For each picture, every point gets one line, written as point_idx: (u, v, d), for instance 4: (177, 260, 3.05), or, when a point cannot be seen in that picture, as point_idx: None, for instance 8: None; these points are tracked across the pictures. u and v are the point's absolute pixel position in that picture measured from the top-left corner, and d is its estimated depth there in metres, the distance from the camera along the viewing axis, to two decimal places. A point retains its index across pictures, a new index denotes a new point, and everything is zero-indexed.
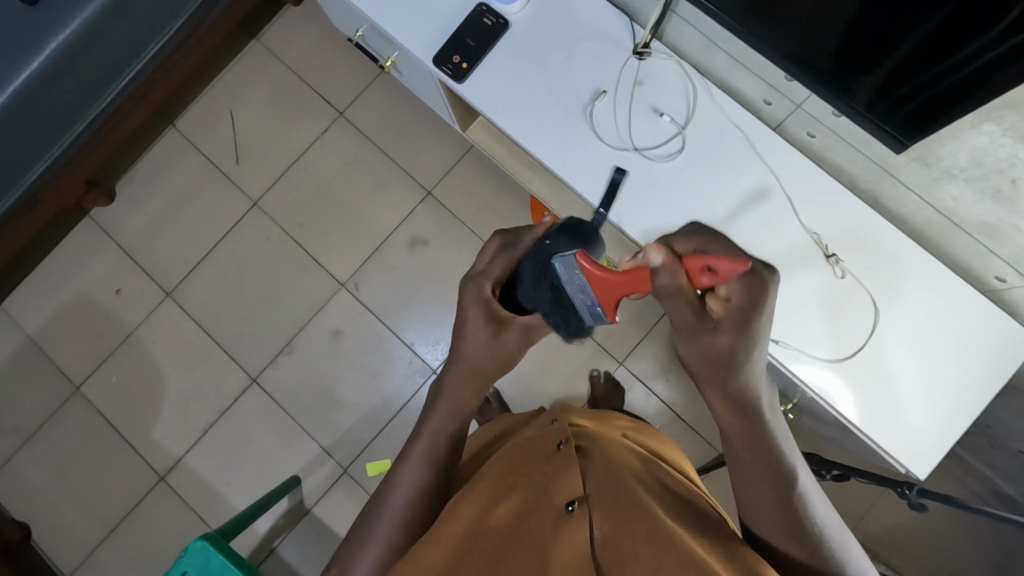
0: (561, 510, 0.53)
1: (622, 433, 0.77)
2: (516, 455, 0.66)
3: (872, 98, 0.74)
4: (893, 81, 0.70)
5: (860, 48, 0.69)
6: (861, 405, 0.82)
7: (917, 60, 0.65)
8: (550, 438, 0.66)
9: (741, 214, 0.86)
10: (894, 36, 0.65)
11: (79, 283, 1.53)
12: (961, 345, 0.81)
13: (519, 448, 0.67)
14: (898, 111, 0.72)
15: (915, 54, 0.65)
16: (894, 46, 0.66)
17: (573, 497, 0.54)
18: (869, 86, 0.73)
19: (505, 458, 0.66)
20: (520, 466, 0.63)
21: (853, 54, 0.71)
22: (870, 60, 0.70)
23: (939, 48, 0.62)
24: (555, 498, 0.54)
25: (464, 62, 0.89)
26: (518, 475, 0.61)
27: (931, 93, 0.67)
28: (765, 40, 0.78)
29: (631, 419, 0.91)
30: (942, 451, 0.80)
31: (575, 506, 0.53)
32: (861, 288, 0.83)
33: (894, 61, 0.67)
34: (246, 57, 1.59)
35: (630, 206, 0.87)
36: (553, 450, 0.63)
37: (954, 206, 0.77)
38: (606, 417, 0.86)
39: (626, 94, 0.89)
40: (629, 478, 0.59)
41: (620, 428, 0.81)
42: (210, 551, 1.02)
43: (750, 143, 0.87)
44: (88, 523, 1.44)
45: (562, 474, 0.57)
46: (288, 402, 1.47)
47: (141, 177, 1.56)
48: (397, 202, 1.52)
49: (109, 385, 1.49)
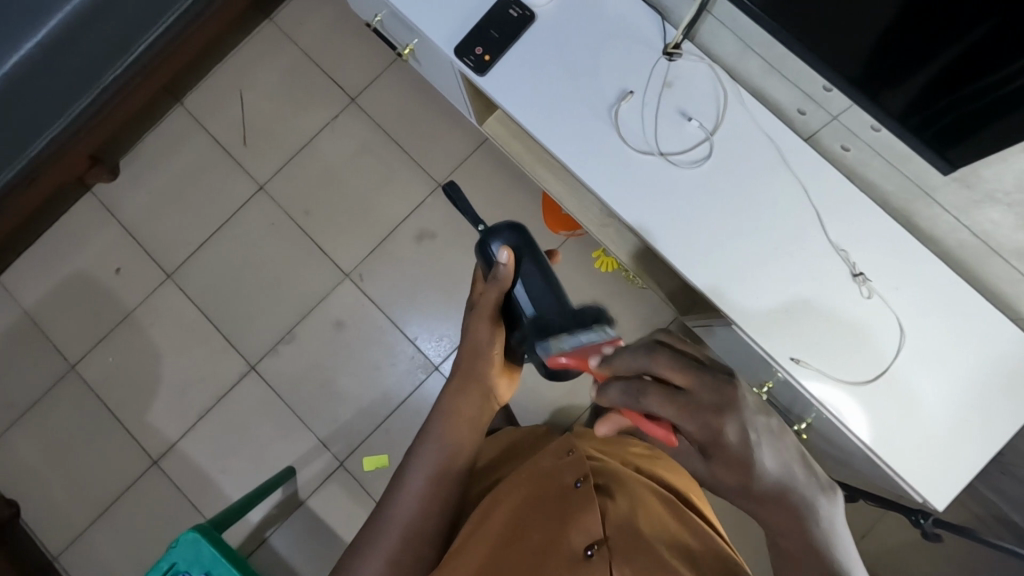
0: (579, 554, 0.53)
1: (635, 464, 0.77)
2: (528, 489, 0.65)
3: (906, 109, 0.71)
4: (932, 91, 0.67)
5: (902, 54, 0.66)
6: (879, 429, 0.78)
7: (962, 68, 0.62)
8: (564, 472, 0.65)
9: (768, 229, 0.82)
10: (943, 40, 0.62)
11: (79, 259, 1.50)
12: (982, 370, 0.78)
13: (530, 482, 0.66)
14: (933, 125, 0.69)
15: (960, 62, 0.62)
16: (941, 51, 0.63)
17: (592, 541, 0.53)
18: (903, 96, 0.70)
19: (517, 490, 0.66)
20: (533, 501, 0.63)
21: (893, 60, 0.67)
22: (911, 67, 0.67)
23: (989, 58, 0.59)
24: (573, 541, 0.54)
25: (487, 54, 0.85)
26: (530, 512, 0.61)
27: (972, 106, 0.64)
28: (805, 44, 0.74)
29: (646, 446, 0.90)
30: (961, 481, 0.77)
31: (593, 551, 0.52)
32: (888, 315, 0.80)
33: (935, 69, 0.65)
34: (258, 36, 1.55)
35: (653, 213, 0.83)
36: (569, 488, 0.62)
37: (992, 230, 0.74)
38: (620, 444, 0.85)
39: (653, 95, 0.85)
40: (649, 514, 0.59)
41: (633, 457, 0.79)
42: (201, 543, 0.99)
43: (781, 155, 0.83)
44: (77, 504, 1.41)
45: (579, 515, 0.57)
46: (286, 392, 1.45)
47: (146, 154, 1.53)
48: (407, 193, 1.49)
49: (105, 364, 1.47)
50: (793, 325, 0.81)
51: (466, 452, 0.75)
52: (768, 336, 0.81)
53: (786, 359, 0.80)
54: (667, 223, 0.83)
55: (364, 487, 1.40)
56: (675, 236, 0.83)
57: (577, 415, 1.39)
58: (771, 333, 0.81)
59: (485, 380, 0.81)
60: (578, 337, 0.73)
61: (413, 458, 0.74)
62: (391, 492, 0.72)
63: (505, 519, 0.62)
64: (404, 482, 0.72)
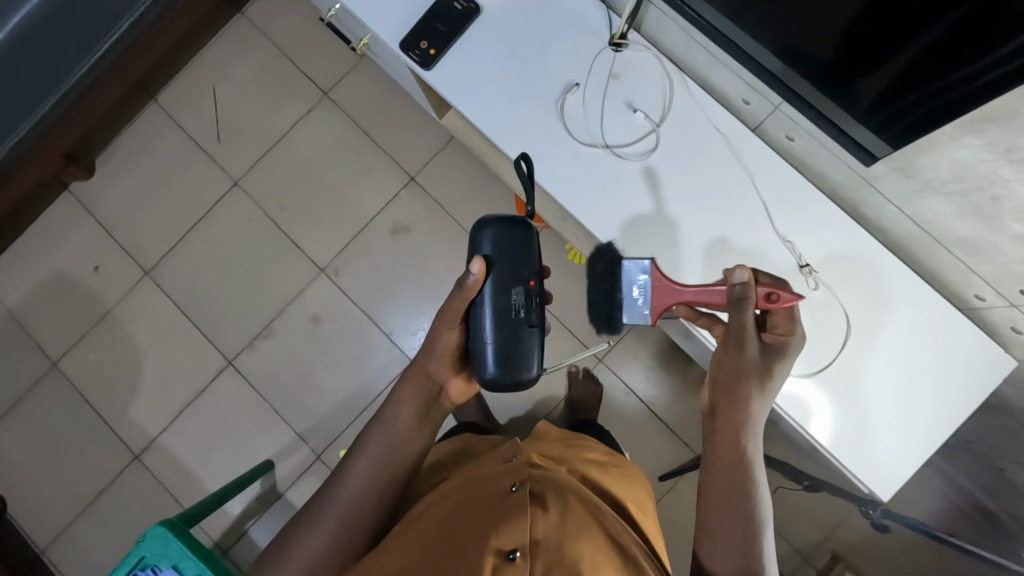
0: (503, 555, 0.55)
1: (579, 471, 0.83)
2: (467, 491, 0.67)
3: (877, 98, 0.66)
4: (898, 85, 0.63)
5: (865, 45, 0.62)
6: (825, 420, 0.78)
7: (937, 62, 0.57)
8: (505, 476, 0.68)
9: (714, 220, 0.81)
10: (906, 31, 0.57)
11: (59, 258, 1.51)
12: (931, 360, 0.78)
13: (471, 483, 0.68)
14: (902, 119, 0.65)
15: (935, 54, 0.57)
16: (904, 43, 0.59)
17: (517, 546, 0.56)
18: (878, 84, 0.65)
19: (457, 490, 0.68)
20: (468, 502, 0.64)
21: (858, 51, 0.63)
22: (878, 59, 0.62)
23: (952, 53, 0.56)
24: (500, 542, 0.56)
25: (432, 48, 0.84)
26: (464, 512, 0.63)
27: (941, 103, 0.60)
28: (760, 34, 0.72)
29: (606, 451, 0.95)
30: (906, 473, 0.77)
31: (516, 555, 0.55)
32: (835, 304, 0.79)
33: (901, 62, 0.60)
34: (231, 32, 1.55)
35: (598, 209, 0.82)
36: (506, 491, 0.65)
37: (934, 219, 0.73)
38: (577, 451, 0.91)
39: (599, 87, 0.84)
40: (578, 526, 0.62)
41: (579, 464, 0.85)
42: (170, 538, 1.01)
43: (729, 145, 0.82)
44: (62, 498, 1.44)
45: (509, 518, 0.60)
46: (264, 386, 1.46)
47: (123, 152, 1.54)
48: (381, 187, 1.49)
49: (86, 361, 1.48)
50: None
51: (416, 444, 0.77)
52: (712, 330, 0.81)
53: None
54: (615, 218, 0.82)
55: None
56: (621, 229, 0.82)
57: (552, 406, 1.40)
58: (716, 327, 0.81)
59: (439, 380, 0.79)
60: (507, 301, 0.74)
61: (366, 437, 0.76)
62: (342, 464, 0.75)
63: (442, 515, 0.64)
64: (358, 458, 0.75)
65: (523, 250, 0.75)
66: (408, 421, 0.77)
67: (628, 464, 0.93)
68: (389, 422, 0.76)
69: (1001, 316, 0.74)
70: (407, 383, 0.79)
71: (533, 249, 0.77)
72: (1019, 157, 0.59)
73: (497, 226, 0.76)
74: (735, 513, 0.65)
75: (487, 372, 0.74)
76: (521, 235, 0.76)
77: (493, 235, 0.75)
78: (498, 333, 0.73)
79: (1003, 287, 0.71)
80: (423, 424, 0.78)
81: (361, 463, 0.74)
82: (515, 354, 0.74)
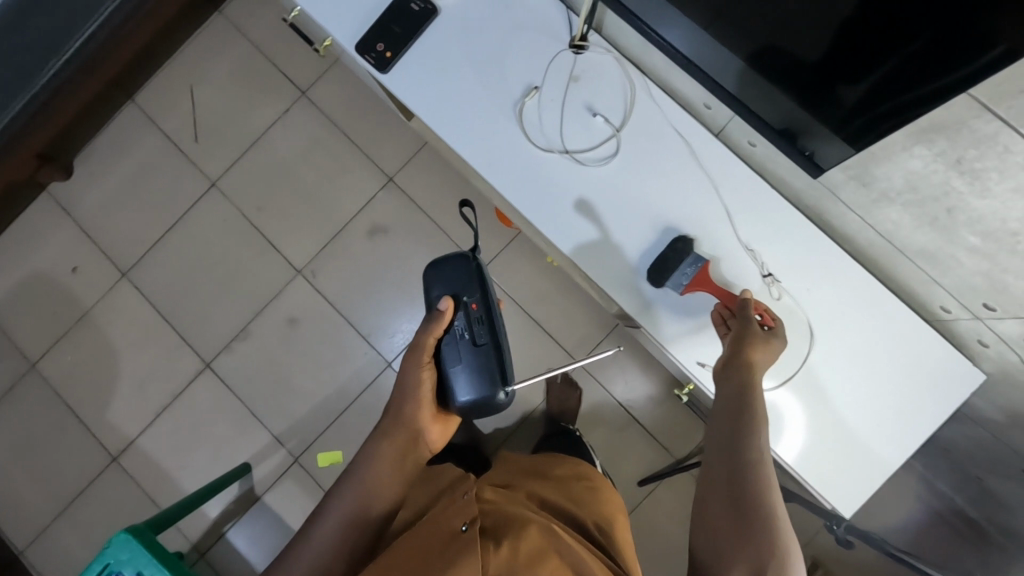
0: None
1: (540, 497, 0.83)
2: (420, 533, 0.68)
3: (859, 106, 0.61)
4: (878, 93, 0.59)
5: (849, 45, 0.57)
6: (789, 435, 0.78)
7: (924, 65, 0.53)
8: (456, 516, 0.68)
9: (676, 228, 0.80)
10: (897, 34, 0.53)
11: (37, 259, 1.51)
12: (896, 373, 0.77)
13: (425, 526, 0.69)
14: (875, 129, 0.61)
15: (925, 56, 0.52)
16: (892, 47, 0.54)
17: None
18: (861, 91, 0.60)
19: (412, 534, 0.69)
20: (422, 543, 0.65)
21: (843, 50, 0.58)
22: (862, 63, 0.58)
23: (940, 61, 0.52)
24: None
25: (388, 50, 0.82)
26: (417, 555, 0.63)
27: (918, 114, 0.56)
28: (730, 42, 0.68)
29: (573, 464, 0.94)
30: (869, 487, 0.77)
31: None
32: (800, 314, 0.78)
33: (886, 69, 0.56)
34: (208, 30, 1.53)
35: (557, 215, 0.81)
36: (457, 531, 0.65)
37: (893, 230, 0.72)
38: (541, 473, 0.91)
39: (558, 91, 0.82)
40: (533, 560, 0.62)
41: (540, 489, 0.85)
42: (134, 544, 1.01)
43: (691, 150, 0.80)
44: (41, 499, 1.44)
45: (457, 559, 0.60)
46: (242, 389, 1.45)
47: (100, 152, 1.53)
48: (358, 188, 1.48)
49: (64, 363, 1.48)
50: (702, 329, 0.80)
51: (382, 493, 0.79)
52: (673, 340, 0.80)
53: (694, 365, 0.79)
54: (576, 226, 0.80)
55: (320, 483, 1.41)
56: (581, 236, 0.80)
57: (530, 410, 1.39)
58: (678, 336, 0.80)
59: (410, 424, 0.84)
60: (458, 324, 0.85)
61: (329, 497, 0.80)
62: (306, 525, 0.78)
63: (401, 557, 0.64)
64: (322, 516, 0.78)
65: (468, 278, 0.87)
66: (368, 473, 0.80)
67: (597, 474, 0.92)
68: (350, 478, 0.80)
69: (967, 327, 0.74)
70: (372, 439, 0.84)
71: (481, 276, 0.88)
72: (968, 168, 0.59)
73: (439, 265, 0.89)
74: (727, 495, 0.63)
75: (460, 399, 0.83)
76: (462, 266, 0.88)
77: (437, 273, 0.89)
78: (462, 361, 0.83)
79: (966, 299, 0.71)
80: (387, 476, 0.80)
81: (323, 522, 0.77)
82: (478, 376, 0.83)
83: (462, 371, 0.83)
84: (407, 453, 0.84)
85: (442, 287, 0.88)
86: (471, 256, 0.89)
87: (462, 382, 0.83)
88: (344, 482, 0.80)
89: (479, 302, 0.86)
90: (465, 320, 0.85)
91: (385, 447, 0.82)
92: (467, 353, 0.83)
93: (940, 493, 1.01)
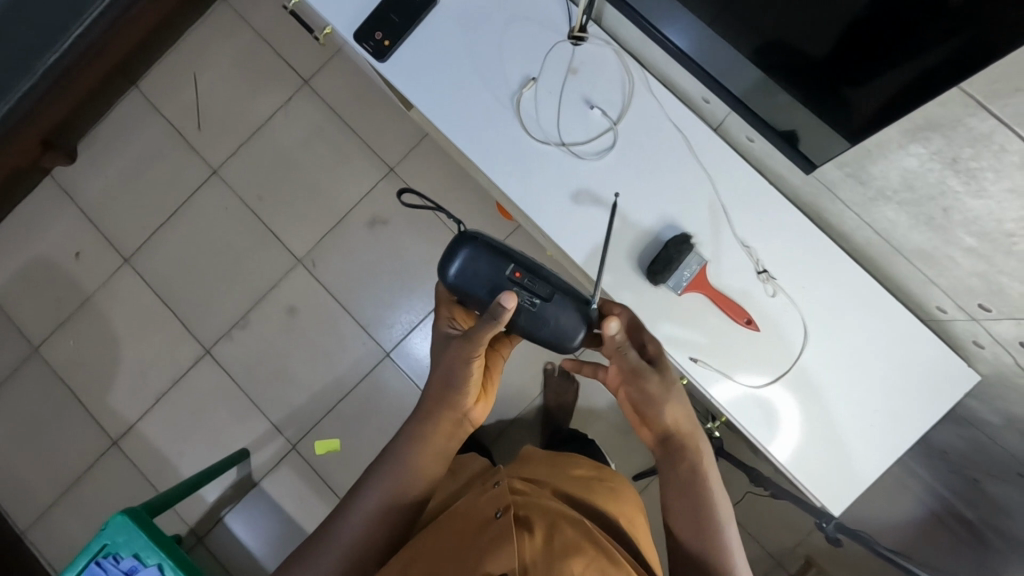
0: None
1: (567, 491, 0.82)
2: (453, 527, 0.68)
3: (873, 114, 0.60)
4: (894, 103, 0.57)
5: (868, 46, 0.56)
6: (779, 433, 0.77)
7: (941, 76, 0.52)
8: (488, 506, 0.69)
9: (672, 223, 0.79)
10: (921, 38, 0.52)
11: (39, 244, 1.52)
12: (888, 373, 0.77)
13: (457, 519, 0.69)
14: None
15: (944, 66, 0.51)
16: (913, 52, 0.53)
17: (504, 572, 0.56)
18: (871, 99, 0.59)
19: (444, 528, 0.69)
20: (457, 533, 0.67)
21: (861, 50, 0.57)
22: (881, 67, 0.56)
23: (958, 71, 0.50)
24: (490, 568, 0.58)
25: (387, 39, 0.81)
26: (453, 547, 0.64)
27: None
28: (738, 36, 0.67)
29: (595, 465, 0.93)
30: (859, 487, 0.77)
31: None
32: (793, 311, 0.78)
33: (903, 77, 0.55)
34: (211, 17, 1.53)
35: (553, 208, 0.80)
36: (490, 519, 0.66)
37: (891, 228, 0.71)
38: (566, 468, 0.90)
39: (557, 83, 0.82)
40: (568, 544, 0.62)
41: (567, 483, 0.84)
42: (131, 526, 1.02)
43: (688, 144, 0.80)
44: (42, 481, 1.46)
45: (492, 548, 0.60)
46: (241, 376, 1.46)
47: (104, 137, 1.53)
48: (359, 178, 1.48)
49: (66, 347, 1.49)
50: (695, 324, 0.79)
51: (411, 486, 0.77)
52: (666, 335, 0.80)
53: (686, 360, 0.79)
54: (571, 218, 0.80)
55: (318, 471, 1.42)
56: (575, 229, 0.80)
57: (527, 403, 1.39)
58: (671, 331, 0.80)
59: (452, 412, 0.79)
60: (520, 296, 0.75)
61: (357, 488, 0.78)
62: (333, 517, 0.77)
63: (438, 550, 0.65)
64: (350, 508, 0.76)
65: (493, 261, 0.76)
66: (399, 465, 0.77)
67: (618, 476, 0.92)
68: (378, 471, 0.77)
69: (963, 327, 0.73)
70: (405, 428, 0.80)
71: (501, 248, 0.77)
72: (964, 168, 0.58)
73: (451, 263, 0.76)
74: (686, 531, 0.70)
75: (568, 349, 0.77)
76: (475, 251, 0.76)
77: (457, 272, 0.76)
78: (544, 329, 0.76)
79: (963, 301, 0.70)
80: (424, 466, 0.78)
81: (351, 513, 0.76)
82: (569, 328, 0.76)
83: (554, 330, 0.76)
84: (442, 442, 0.80)
85: (472, 283, 0.76)
86: (477, 236, 0.77)
87: (561, 335, 0.76)
88: (370, 473, 0.78)
89: (521, 268, 0.76)
90: (524, 291, 0.75)
91: (419, 442, 0.78)
92: (549, 314, 0.75)
93: (936, 494, 1.01)
